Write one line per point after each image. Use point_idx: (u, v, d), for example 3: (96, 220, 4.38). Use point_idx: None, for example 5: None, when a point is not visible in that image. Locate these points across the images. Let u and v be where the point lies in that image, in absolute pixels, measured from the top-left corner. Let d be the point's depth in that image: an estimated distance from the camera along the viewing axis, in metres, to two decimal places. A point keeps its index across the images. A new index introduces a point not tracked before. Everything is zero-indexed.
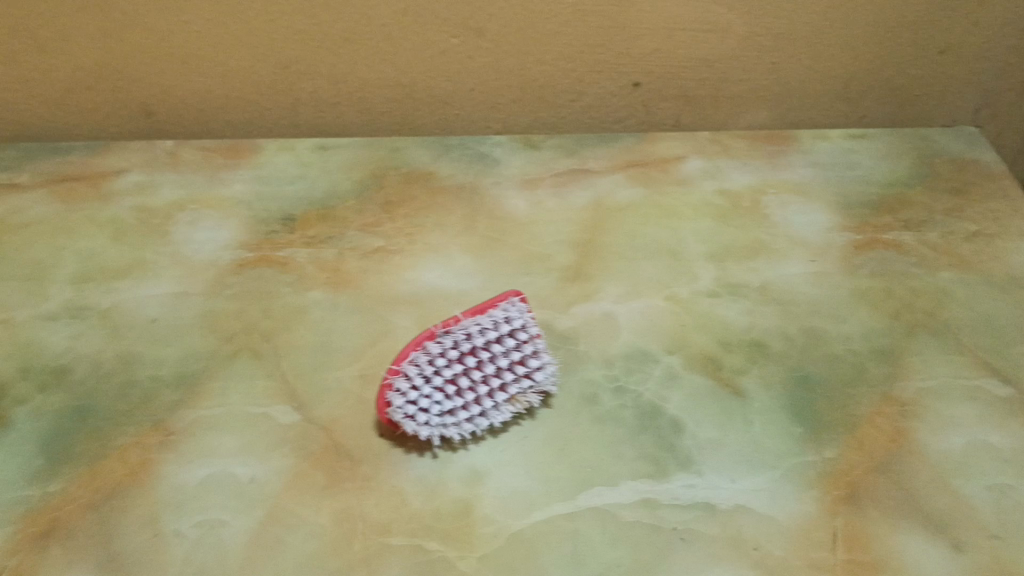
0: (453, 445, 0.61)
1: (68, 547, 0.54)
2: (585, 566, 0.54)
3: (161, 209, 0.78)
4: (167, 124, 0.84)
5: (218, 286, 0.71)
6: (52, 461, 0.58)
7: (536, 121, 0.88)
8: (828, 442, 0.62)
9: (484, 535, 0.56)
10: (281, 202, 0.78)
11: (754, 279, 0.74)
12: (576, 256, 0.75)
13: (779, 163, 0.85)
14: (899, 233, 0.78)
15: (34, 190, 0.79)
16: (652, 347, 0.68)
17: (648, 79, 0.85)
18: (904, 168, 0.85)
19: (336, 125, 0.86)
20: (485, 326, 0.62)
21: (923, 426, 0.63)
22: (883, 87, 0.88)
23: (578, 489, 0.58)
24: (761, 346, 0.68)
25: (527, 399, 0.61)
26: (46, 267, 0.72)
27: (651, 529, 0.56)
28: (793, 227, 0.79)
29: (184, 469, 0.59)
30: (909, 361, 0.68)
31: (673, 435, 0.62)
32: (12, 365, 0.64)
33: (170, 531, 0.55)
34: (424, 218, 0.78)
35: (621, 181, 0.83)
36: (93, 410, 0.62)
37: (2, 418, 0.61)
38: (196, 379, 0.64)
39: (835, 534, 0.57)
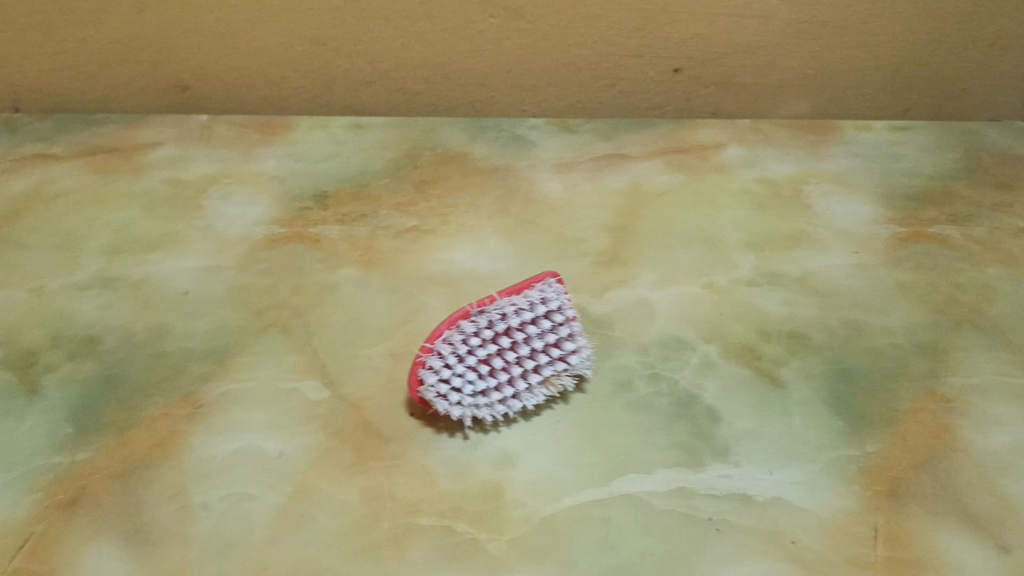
0: (484, 427, 0.60)
1: (94, 516, 0.54)
2: (617, 553, 0.53)
3: (195, 183, 0.77)
4: (201, 100, 0.83)
5: (249, 261, 0.70)
6: (81, 430, 0.58)
7: (572, 106, 0.86)
8: (868, 436, 0.60)
9: (514, 519, 0.54)
10: (315, 180, 0.78)
11: (794, 269, 0.72)
12: (611, 241, 0.74)
13: (820, 153, 0.83)
14: (944, 227, 0.76)
15: (69, 161, 0.79)
16: (689, 335, 0.66)
17: (690, 65, 0.83)
18: (949, 162, 0.83)
19: (369, 105, 0.85)
20: (521, 306, 0.61)
21: (968, 424, 0.61)
22: (932, 80, 0.86)
23: (610, 475, 0.57)
24: (801, 337, 0.66)
25: (561, 382, 0.60)
26: (79, 237, 0.72)
27: (685, 518, 0.55)
28: (835, 218, 0.77)
29: (211, 442, 0.58)
30: (954, 357, 0.66)
31: (709, 424, 0.60)
32: (43, 333, 0.64)
33: (197, 503, 0.55)
34: (458, 199, 0.77)
35: (659, 168, 0.81)
36: (123, 380, 0.61)
37: (32, 385, 0.61)
38: (226, 353, 0.63)
39: (875, 530, 0.55)
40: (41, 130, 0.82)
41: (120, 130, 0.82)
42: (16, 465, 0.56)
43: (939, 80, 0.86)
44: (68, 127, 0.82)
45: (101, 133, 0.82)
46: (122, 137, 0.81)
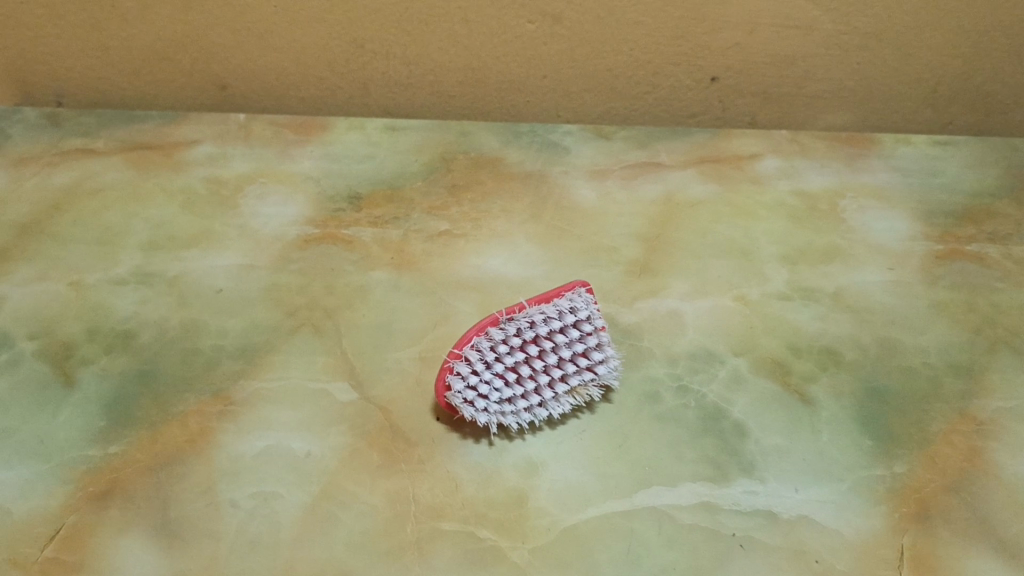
0: (509, 434, 0.60)
1: (126, 509, 0.55)
2: (639, 566, 0.53)
3: (232, 181, 0.78)
4: (240, 97, 0.84)
5: (283, 260, 0.71)
6: (114, 423, 0.59)
7: (608, 113, 0.86)
8: (898, 456, 0.59)
9: (537, 527, 0.55)
10: (349, 181, 0.78)
11: (828, 284, 0.71)
12: (644, 250, 0.73)
13: (857, 167, 0.82)
14: (983, 245, 0.75)
15: (110, 156, 0.80)
16: (718, 348, 0.66)
17: (728, 74, 0.82)
18: (990, 178, 0.82)
19: (406, 106, 0.85)
20: (550, 315, 0.60)
21: (1001, 447, 0.60)
22: (975, 95, 0.84)
23: (635, 486, 0.57)
24: (833, 353, 0.66)
25: (587, 392, 0.61)
26: (118, 232, 0.73)
27: (709, 533, 0.55)
28: (871, 233, 0.76)
29: (241, 440, 0.59)
30: (989, 378, 0.65)
31: (736, 438, 0.60)
32: (81, 326, 0.65)
33: (225, 500, 0.55)
34: (491, 204, 0.77)
35: (693, 177, 0.81)
36: (157, 376, 0.62)
37: (68, 377, 0.62)
38: (258, 351, 0.64)
39: (902, 553, 0.54)
40: (83, 125, 0.83)
41: (160, 126, 0.83)
42: (51, 456, 0.57)
43: (981, 94, 0.84)
44: (110, 123, 0.83)
45: (141, 129, 0.83)
46: (162, 133, 0.82)
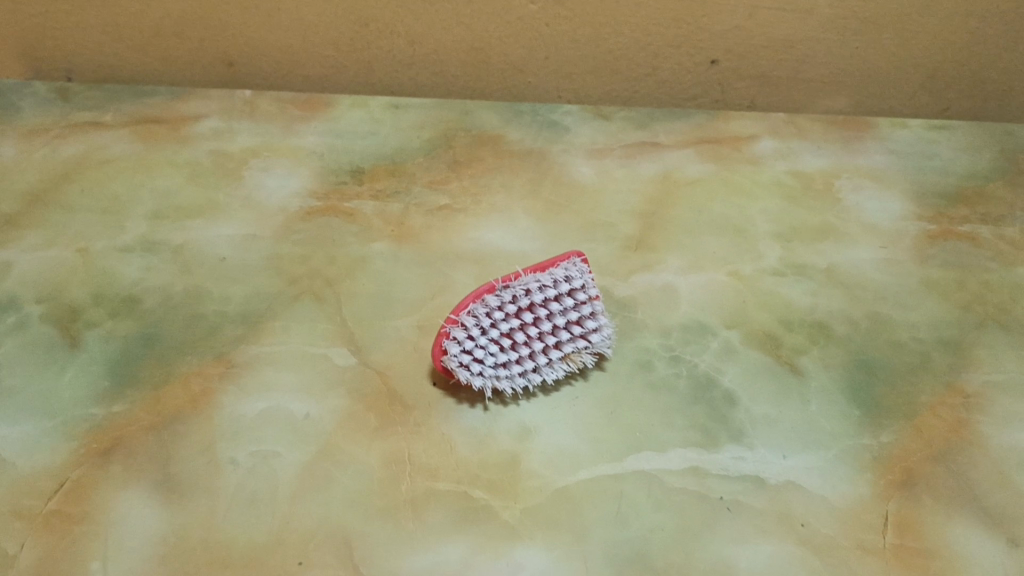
0: (504, 399, 0.61)
1: (128, 465, 0.56)
2: (628, 527, 0.54)
3: (237, 155, 0.80)
4: (246, 74, 0.86)
5: (286, 231, 0.72)
6: (118, 384, 0.61)
7: (608, 94, 0.87)
8: (885, 426, 0.60)
9: (529, 488, 0.56)
10: (352, 156, 0.80)
11: (821, 261, 0.72)
12: (640, 226, 0.75)
13: (854, 149, 0.83)
14: (976, 226, 0.76)
15: (117, 129, 0.82)
16: (711, 320, 0.67)
17: (727, 58, 0.83)
18: (985, 162, 0.83)
19: (409, 85, 0.86)
20: (546, 283, 0.62)
21: (987, 420, 0.61)
22: (972, 80, 0.85)
23: (626, 451, 0.58)
24: (824, 327, 0.67)
25: (581, 359, 0.61)
26: (124, 203, 0.75)
27: (697, 496, 0.56)
28: (865, 212, 0.77)
29: (242, 401, 0.60)
30: (977, 354, 0.66)
31: (727, 407, 0.61)
32: (87, 292, 0.67)
33: (225, 458, 0.57)
34: (490, 180, 0.78)
35: (691, 157, 0.82)
36: (160, 339, 0.64)
37: (74, 339, 0.63)
38: (260, 317, 0.65)
39: (886, 518, 0.55)
40: (92, 99, 0.84)
41: (167, 101, 0.85)
42: (56, 414, 0.59)
43: (979, 80, 0.85)
44: (118, 97, 0.85)
45: (148, 104, 0.84)
46: (169, 108, 0.84)
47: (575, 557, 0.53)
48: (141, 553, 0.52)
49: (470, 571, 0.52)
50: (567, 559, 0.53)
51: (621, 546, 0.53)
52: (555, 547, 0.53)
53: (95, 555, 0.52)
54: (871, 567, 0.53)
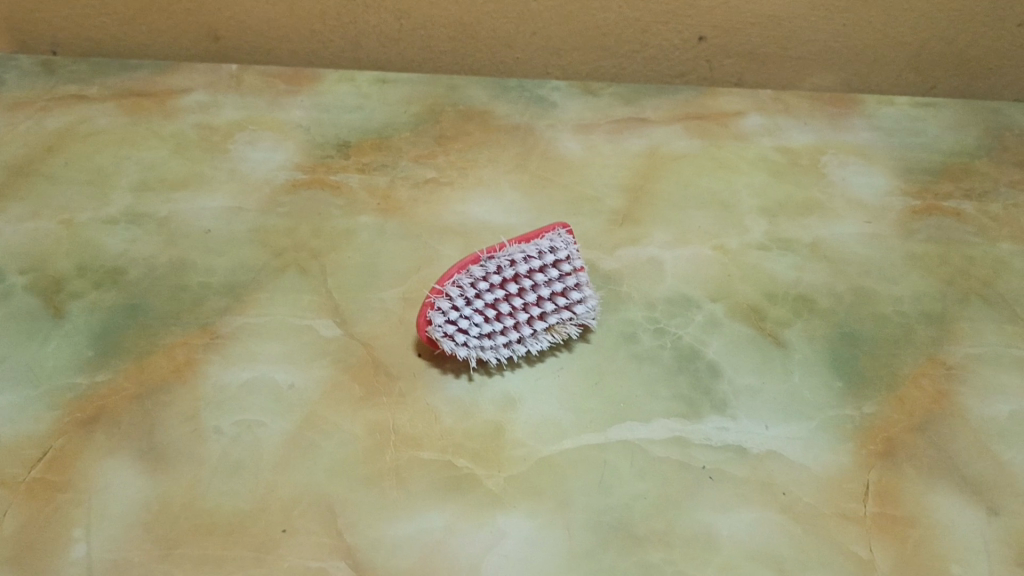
0: (488, 369, 0.61)
1: (112, 434, 0.56)
2: (611, 495, 0.55)
3: (222, 128, 0.79)
4: (233, 49, 0.85)
5: (271, 204, 0.72)
6: (102, 353, 0.60)
7: (596, 71, 0.87)
8: (867, 397, 0.61)
9: (513, 457, 0.56)
10: (338, 130, 0.80)
11: (806, 235, 0.73)
12: (627, 200, 0.75)
13: (840, 125, 0.84)
14: (960, 201, 0.76)
15: (102, 102, 0.81)
16: (696, 293, 0.67)
17: (714, 34, 0.83)
18: (970, 138, 0.83)
19: (397, 60, 0.86)
20: (530, 254, 0.62)
21: (968, 391, 0.62)
22: (957, 58, 0.84)
23: (609, 421, 0.58)
24: (808, 301, 0.67)
25: (566, 331, 0.62)
26: (109, 175, 0.74)
27: (680, 465, 0.56)
28: (850, 188, 0.77)
29: (226, 371, 0.60)
30: (960, 326, 0.66)
31: (710, 378, 0.61)
32: (71, 263, 0.67)
33: (210, 427, 0.57)
34: (477, 154, 0.78)
35: (678, 133, 0.82)
36: (145, 310, 0.63)
37: (58, 310, 0.63)
38: (245, 289, 0.65)
39: (867, 487, 0.56)
40: (76, 72, 0.84)
41: (152, 74, 0.84)
42: (39, 383, 0.59)
43: (964, 58, 0.84)
44: (102, 70, 0.84)
45: (134, 77, 0.84)
46: (155, 81, 0.83)
47: (558, 525, 0.53)
48: (124, 520, 0.52)
49: (453, 538, 0.52)
50: (550, 526, 0.53)
51: (604, 514, 0.54)
52: (538, 515, 0.53)
53: (79, 523, 0.52)
54: (851, 534, 0.54)
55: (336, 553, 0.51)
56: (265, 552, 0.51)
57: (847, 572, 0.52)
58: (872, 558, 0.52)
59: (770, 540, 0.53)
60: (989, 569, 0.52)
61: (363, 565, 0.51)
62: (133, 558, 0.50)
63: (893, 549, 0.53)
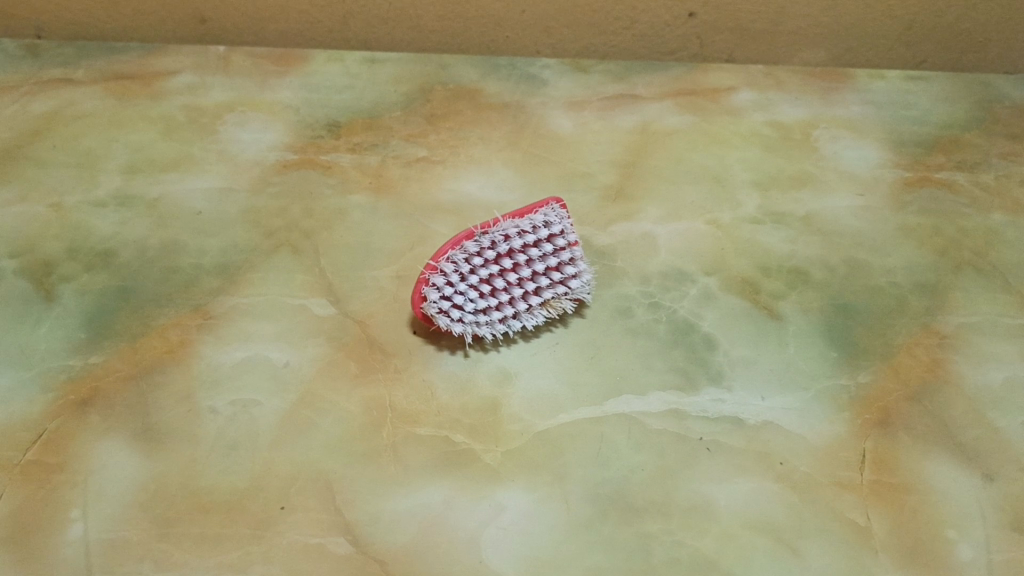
0: (484, 345, 0.61)
1: (106, 415, 0.56)
2: (609, 467, 0.55)
3: (211, 109, 0.79)
4: (220, 31, 0.83)
5: (262, 184, 0.72)
6: (95, 335, 0.60)
7: (586, 49, 0.85)
8: (862, 367, 0.61)
9: (510, 432, 0.56)
10: (328, 110, 0.79)
11: (799, 209, 0.73)
12: (619, 176, 0.75)
13: (832, 100, 0.84)
14: (952, 173, 0.76)
15: (89, 86, 0.80)
16: (690, 267, 0.67)
17: (705, 10, 0.81)
18: (961, 111, 0.83)
19: (384, 40, 0.85)
20: (524, 229, 0.61)
21: (962, 359, 0.62)
22: (949, 31, 0.83)
23: (606, 395, 0.58)
24: (802, 273, 0.67)
25: (561, 305, 0.62)
26: (97, 157, 0.74)
27: (677, 437, 0.56)
28: (843, 161, 0.77)
29: (220, 351, 0.60)
30: (952, 296, 0.66)
31: (706, 350, 0.61)
32: (61, 246, 0.66)
33: (204, 407, 0.56)
34: (469, 132, 0.78)
35: (669, 109, 0.82)
36: (137, 291, 0.63)
37: (49, 293, 0.63)
38: (237, 269, 0.65)
39: (863, 456, 0.56)
40: (62, 56, 0.83)
41: (139, 57, 0.83)
42: (32, 365, 0.58)
43: (955, 32, 0.83)
44: (88, 53, 0.83)
45: (120, 60, 0.83)
46: (142, 64, 0.82)
47: (556, 497, 0.53)
48: (121, 500, 0.52)
49: (452, 512, 0.52)
50: (548, 499, 0.53)
51: (602, 486, 0.54)
52: (536, 488, 0.53)
53: (75, 504, 0.52)
54: (849, 502, 0.54)
55: (335, 529, 0.51)
56: (263, 530, 0.51)
57: (845, 539, 0.52)
58: (869, 526, 0.53)
59: (768, 508, 0.53)
60: (985, 534, 0.53)
61: (363, 540, 0.51)
62: (131, 538, 0.50)
63: (890, 516, 0.53)
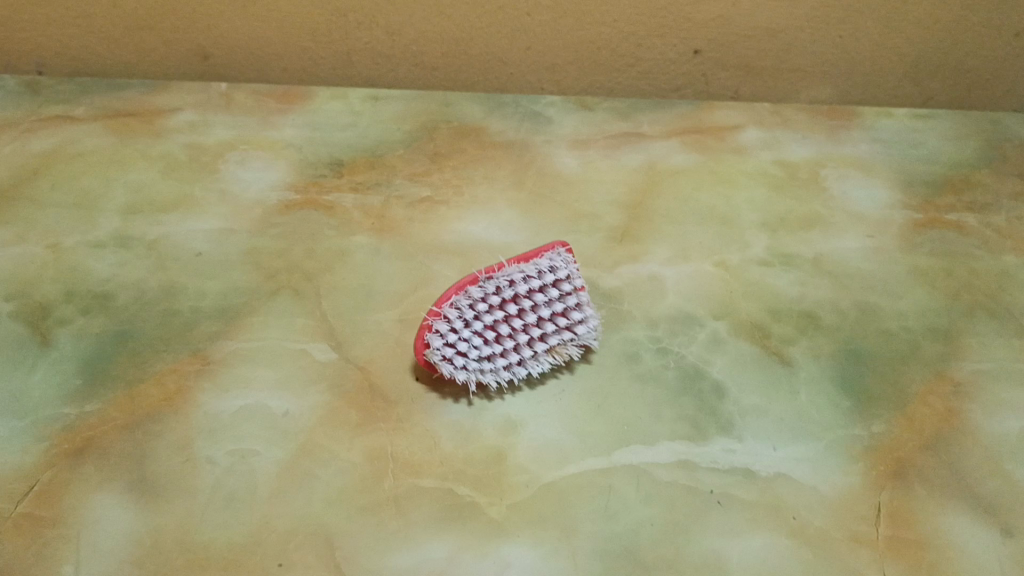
0: (488, 394, 0.60)
1: (101, 465, 0.54)
2: (617, 522, 0.53)
3: (212, 147, 0.78)
4: (222, 67, 0.83)
5: (264, 225, 0.71)
6: (91, 382, 0.59)
7: (591, 86, 0.85)
8: (876, 416, 0.60)
9: (516, 484, 0.55)
10: (331, 149, 0.78)
11: (808, 250, 0.72)
12: (625, 217, 0.74)
13: (840, 138, 0.83)
14: (962, 214, 0.75)
15: (89, 123, 0.79)
16: (698, 311, 0.66)
17: (710, 47, 0.80)
18: (970, 151, 0.82)
19: (388, 77, 0.84)
20: (530, 274, 0.61)
21: (978, 408, 0.61)
22: (955, 69, 0.83)
23: (614, 445, 0.57)
24: (813, 317, 0.66)
25: (567, 352, 0.60)
26: (96, 197, 0.73)
27: (687, 489, 0.55)
28: (851, 201, 0.76)
29: (219, 399, 0.58)
30: (966, 342, 0.65)
31: (716, 398, 0.60)
32: (58, 288, 0.65)
33: (202, 457, 0.55)
34: (473, 171, 0.77)
35: (676, 147, 0.81)
36: (134, 335, 0.62)
37: (46, 337, 0.61)
38: (237, 313, 0.64)
39: (879, 509, 0.55)
40: (62, 93, 0.82)
41: (140, 94, 0.82)
42: (26, 413, 0.57)
43: (962, 70, 0.83)
44: (89, 90, 0.82)
45: (121, 97, 0.82)
46: (143, 101, 0.82)
47: (564, 553, 0.51)
48: (115, 556, 0.50)
49: (455, 569, 0.50)
50: (555, 555, 0.51)
51: (611, 541, 0.52)
52: (543, 543, 0.52)
53: (68, 559, 0.50)
54: (864, 558, 0.52)
55: None
56: None
57: None
58: None
59: (782, 565, 0.52)
60: None
61: None
62: None
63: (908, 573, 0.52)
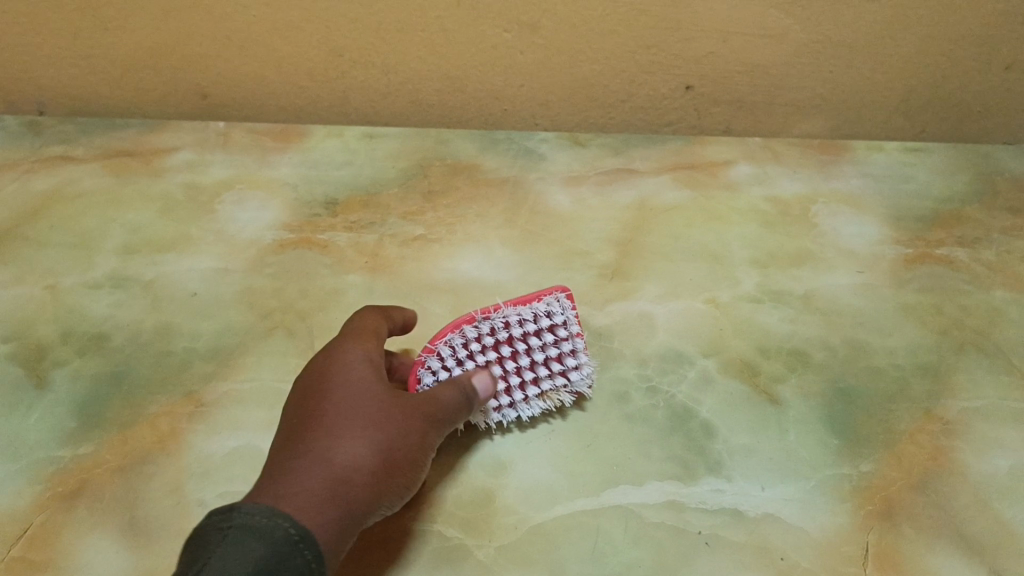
0: (478, 433, 0.60)
1: (93, 508, 0.55)
2: (605, 563, 0.53)
3: (209, 187, 0.79)
4: (221, 106, 0.84)
5: (258, 265, 0.72)
6: (85, 424, 0.59)
7: (585, 121, 0.86)
8: (865, 456, 0.60)
9: (504, 526, 0.55)
10: (326, 187, 0.79)
11: (798, 287, 0.72)
12: (616, 254, 0.74)
13: (831, 172, 0.83)
14: (952, 249, 0.76)
15: (89, 163, 0.81)
16: (689, 349, 0.66)
17: (702, 84, 0.81)
18: (961, 184, 0.82)
19: (385, 115, 0.85)
20: (527, 317, 0.61)
21: (967, 447, 0.61)
22: (946, 103, 0.84)
23: (602, 485, 0.57)
24: (802, 355, 0.66)
25: (559, 397, 0.61)
26: (94, 237, 0.74)
27: (675, 530, 0.55)
28: (842, 237, 0.77)
29: (211, 440, 0.59)
30: (956, 379, 0.65)
31: (705, 438, 0.60)
32: (55, 329, 0.66)
33: (193, 499, 0.55)
34: (467, 209, 0.78)
35: (668, 183, 0.81)
36: (129, 376, 0.62)
37: (42, 379, 0.62)
38: (230, 354, 0.64)
39: (866, 550, 0.55)
40: (63, 133, 0.83)
41: (140, 133, 0.83)
42: (20, 456, 0.57)
43: (953, 103, 0.84)
44: (89, 129, 0.83)
45: (120, 136, 0.83)
46: (142, 141, 0.83)
47: None
48: None
49: None
50: None
51: None
52: None
53: None
54: None
55: None
56: None
57: None
58: None
59: None
60: None
61: None
62: None
63: None
